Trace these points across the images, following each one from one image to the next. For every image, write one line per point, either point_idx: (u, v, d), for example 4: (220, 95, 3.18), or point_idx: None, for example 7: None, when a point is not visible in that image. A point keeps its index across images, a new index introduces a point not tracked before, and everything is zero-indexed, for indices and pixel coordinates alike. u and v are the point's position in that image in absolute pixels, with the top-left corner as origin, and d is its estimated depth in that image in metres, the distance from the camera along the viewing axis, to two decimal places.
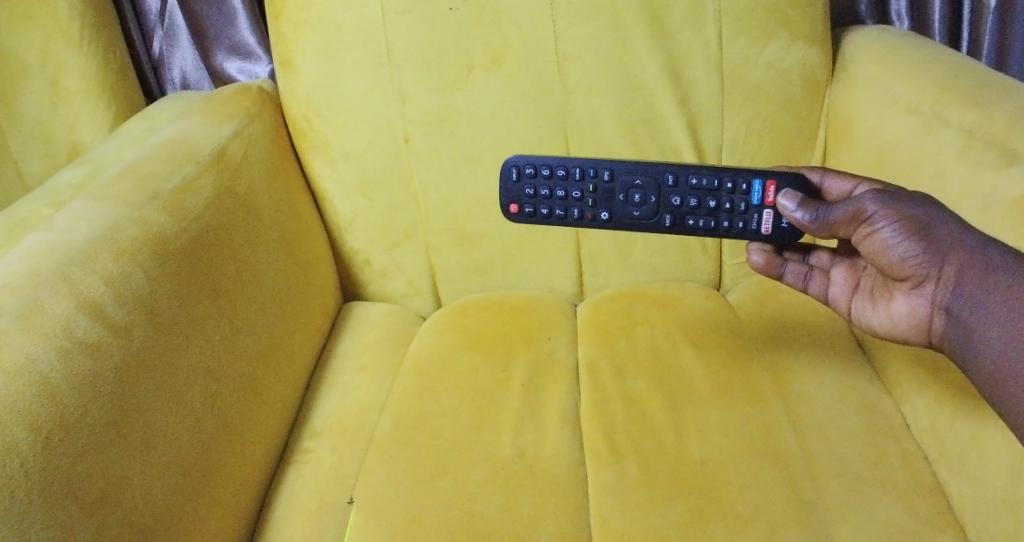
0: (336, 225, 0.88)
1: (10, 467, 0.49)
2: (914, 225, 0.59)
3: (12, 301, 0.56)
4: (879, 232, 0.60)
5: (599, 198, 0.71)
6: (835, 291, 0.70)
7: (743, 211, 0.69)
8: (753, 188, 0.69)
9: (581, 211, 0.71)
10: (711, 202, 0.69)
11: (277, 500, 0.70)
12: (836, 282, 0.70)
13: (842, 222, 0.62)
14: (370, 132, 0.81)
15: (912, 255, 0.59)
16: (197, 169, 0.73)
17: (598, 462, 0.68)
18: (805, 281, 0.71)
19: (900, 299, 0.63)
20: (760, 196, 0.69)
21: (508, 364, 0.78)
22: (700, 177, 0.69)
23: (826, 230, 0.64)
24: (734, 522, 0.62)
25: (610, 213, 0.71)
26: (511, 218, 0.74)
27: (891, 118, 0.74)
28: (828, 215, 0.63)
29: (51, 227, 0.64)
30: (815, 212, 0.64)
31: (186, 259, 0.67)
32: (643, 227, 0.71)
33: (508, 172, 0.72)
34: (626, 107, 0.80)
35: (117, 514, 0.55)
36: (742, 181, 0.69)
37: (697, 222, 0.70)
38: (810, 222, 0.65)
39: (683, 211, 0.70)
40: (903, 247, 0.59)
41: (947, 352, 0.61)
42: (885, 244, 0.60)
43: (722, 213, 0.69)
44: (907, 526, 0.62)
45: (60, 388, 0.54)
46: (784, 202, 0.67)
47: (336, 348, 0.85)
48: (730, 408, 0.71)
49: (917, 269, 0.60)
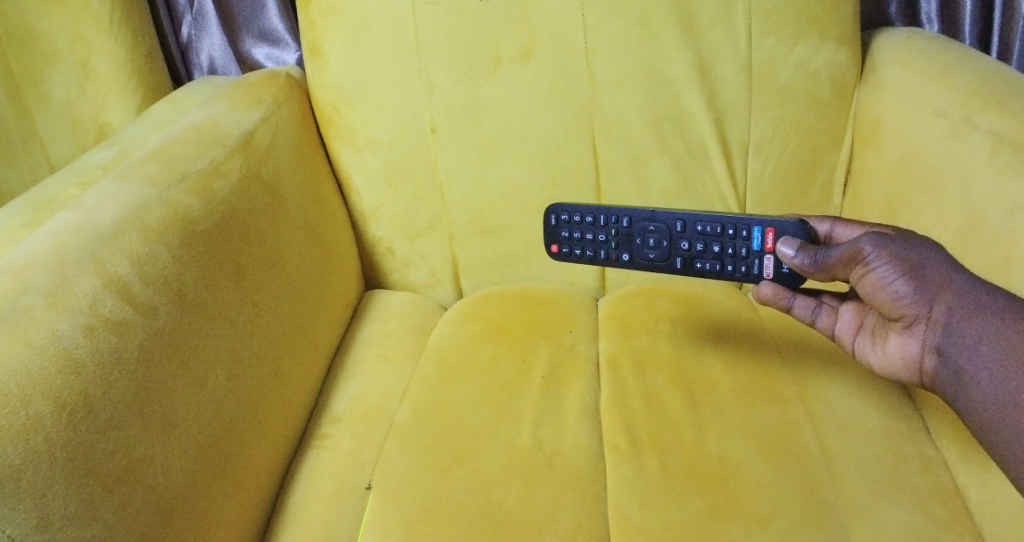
0: (360, 213, 0.88)
1: (35, 441, 0.50)
2: (906, 264, 0.59)
3: (40, 277, 0.57)
4: (874, 272, 0.60)
5: (620, 242, 0.73)
6: (841, 327, 0.68)
7: (744, 255, 0.69)
8: (753, 235, 0.69)
9: (605, 253, 0.74)
10: (715, 247, 0.70)
11: (296, 484, 0.70)
12: (844, 318, 0.68)
13: (839, 264, 0.63)
14: (396, 122, 0.82)
15: (903, 296, 0.60)
16: (225, 153, 0.73)
17: (617, 455, 0.68)
18: (813, 315, 0.69)
19: (894, 338, 0.63)
20: (760, 242, 0.69)
21: (528, 356, 0.78)
22: (704, 223, 0.70)
23: (824, 272, 0.64)
24: (752, 521, 0.62)
25: (631, 255, 0.73)
26: (554, 258, 0.77)
27: (920, 121, 0.73)
28: (826, 258, 0.63)
29: (79, 206, 0.65)
30: (814, 256, 0.64)
31: (211, 241, 0.68)
32: (659, 268, 0.73)
33: (548, 218, 0.75)
34: (654, 104, 0.79)
35: (139, 491, 0.55)
36: (743, 227, 0.69)
37: (704, 265, 0.71)
38: (809, 266, 0.65)
39: (692, 255, 0.71)
40: (896, 286, 0.60)
41: (939, 392, 0.60)
42: (878, 284, 0.61)
43: (726, 258, 0.70)
44: (926, 530, 0.61)
45: (84, 364, 0.54)
46: (784, 249, 0.67)
47: (357, 335, 0.85)
48: (747, 408, 0.71)
49: (908, 308, 0.60)
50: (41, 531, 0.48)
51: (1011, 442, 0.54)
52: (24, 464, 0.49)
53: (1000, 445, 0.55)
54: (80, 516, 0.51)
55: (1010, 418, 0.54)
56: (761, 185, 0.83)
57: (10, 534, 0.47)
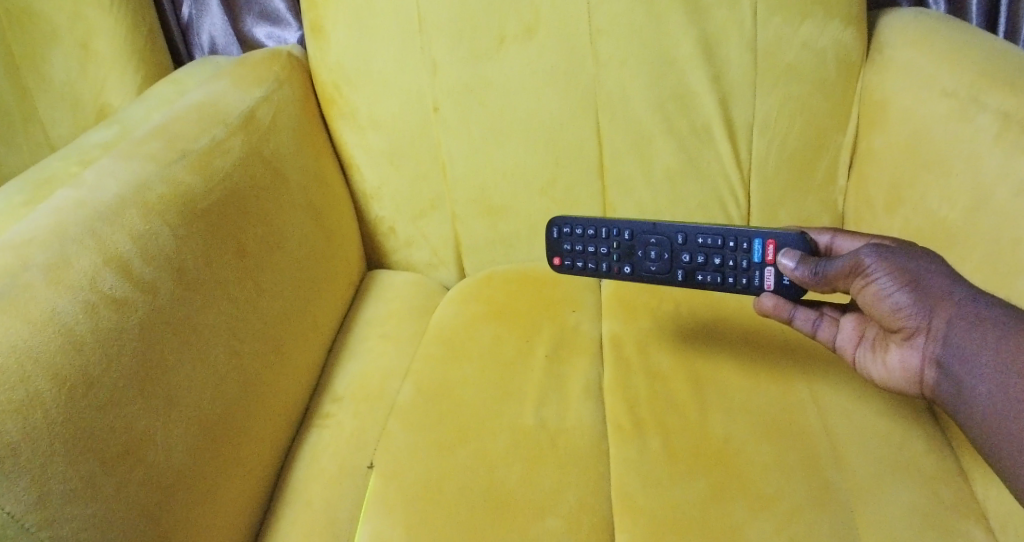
0: (362, 193, 0.87)
1: (34, 419, 0.49)
2: (906, 276, 0.59)
3: (40, 254, 0.57)
4: (873, 283, 0.60)
5: (622, 255, 0.72)
6: (842, 338, 0.67)
7: (746, 267, 0.68)
8: (754, 247, 0.68)
9: (607, 265, 0.72)
10: (716, 259, 0.69)
11: (298, 462, 0.70)
12: (845, 329, 0.67)
13: (839, 276, 0.62)
14: (399, 102, 0.81)
15: (902, 307, 0.59)
16: (226, 131, 0.73)
17: (620, 435, 0.68)
18: (814, 326, 0.69)
19: (894, 350, 0.62)
20: (761, 254, 0.68)
21: (532, 336, 0.78)
22: (705, 235, 0.69)
23: (825, 284, 0.64)
24: (756, 501, 0.62)
25: (632, 268, 0.71)
26: (557, 271, 0.76)
27: (927, 101, 0.73)
28: (826, 270, 0.63)
29: (79, 183, 0.64)
30: (815, 267, 0.64)
31: (213, 218, 0.67)
32: (659, 281, 0.72)
33: (550, 231, 0.74)
34: (658, 83, 0.79)
35: (140, 469, 0.55)
36: (744, 239, 0.68)
37: (705, 278, 0.70)
38: (810, 278, 0.64)
39: (694, 267, 0.70)
40: (895, 298, 0.59)
41: (941, 404, 0.60)
42: (878, 295, 0.60)
43: (728, 270, 0.69)
44: (930, 510, 0.61)
45: (84, 340, 0.54)
46: (784, 261, 0.66)
47: (360, 314, 0.85)
48: (751, 388, 0.71)
49: (908, 320, 0.59)
50: (40, 508, 0.48)
51: (1010, 456, 0.53)
52: (23, 440, 0.48)
53: (999, 455, 0.54)
54: (79, 494, 0.50)
55: (1010, 430, 0.53)
56: (766, 165, 0.82)
57: (10, 511, 0.47)
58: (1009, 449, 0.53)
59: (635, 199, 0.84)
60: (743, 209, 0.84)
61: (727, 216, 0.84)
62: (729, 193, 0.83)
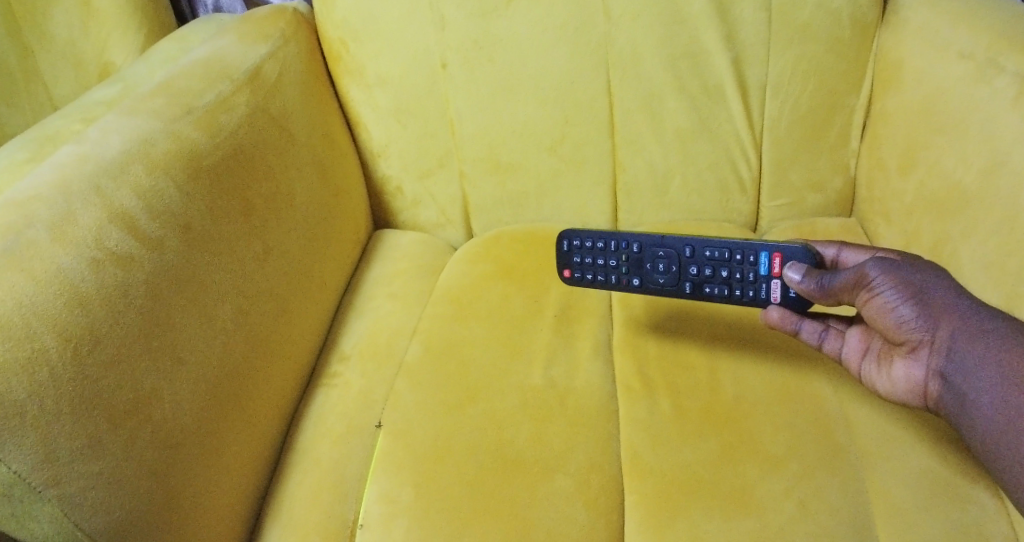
0: (369, 151, 0.86)
1: (40, 375, 0.49)
2: (911, 288, 0.58)
3: (44, 210, 0.56)
4: (879, 296, 0.59)
5: (631, 267, 0.70)
6: (848, 351, 0.64)
7: (752, 280, 0.66)
8: (760, 260, 0.66)
9: (616, 278, 0.70)
10: (723, 272, 0.67)
11: (307, 418, 0.70)
12: (851, 342, 0.64)
13: (844, 289, 0.61)
14: (406, 60, 0.80)
15: (907, 320, 0.58)
16: (232, 87, 0.71)
17: (630, 395, 0.68)
18: (820, 339, 0.65)
19: (899, 363, 0.60)
20: (767, 267, 0.66)
21: (540, 296, 0.77)
22: (713, 248, 0.67)
23: (830, 297, 0.62)
24: (766, 462, 0.62)
25: (641, 280, 0.69)
26: (566, 283, 0.73)
27: (942, 64, 0.71)
28: (831, 282, 0.61)
29: (83, 138, 0.63)
30: (820, 280, 0.62)
31: (218, 175, 0.66)
32: (667, 294, 0.69)
33: (560, 244, 0.72)
34: (669, 41, 0.77)
35: (147, 427, 0.54)
36: (750, 252, 0.66)
37: (713, 290, 0.67)
38: (815, 290, 0.63)
39: (701, 280, 0.68)
40: (900, 310, 0.58)
41: (944, 417, 0.58)
42: (883, 309, 0.59)
43: (734, 282, 0.67)
44: (941, 472, 0.61)
45: (90, 297, 0.53)
46: (790, 273, 0.64)
47: (367, 273, 0.85)
48: (763, 351, 0.70)
49: (912, 333, 0.58)
50: (46, 466, 0.48)
51: (1012, 466, 0.52)
52: (28, 394, 0.48)
53: (1000, 466, 0.53)
54: (86, 451, 0.50)
55: (1013, 441, 0.52)
56: (777, 127, 0.81)
57: (14, 469, 0.47)
58: (1011, 460, 0.52)
59: (645, 159, 0.83)
60: (754, 169, 0.83)
61: (738, 177, 0.83)
62: (741, 153, 0.82)
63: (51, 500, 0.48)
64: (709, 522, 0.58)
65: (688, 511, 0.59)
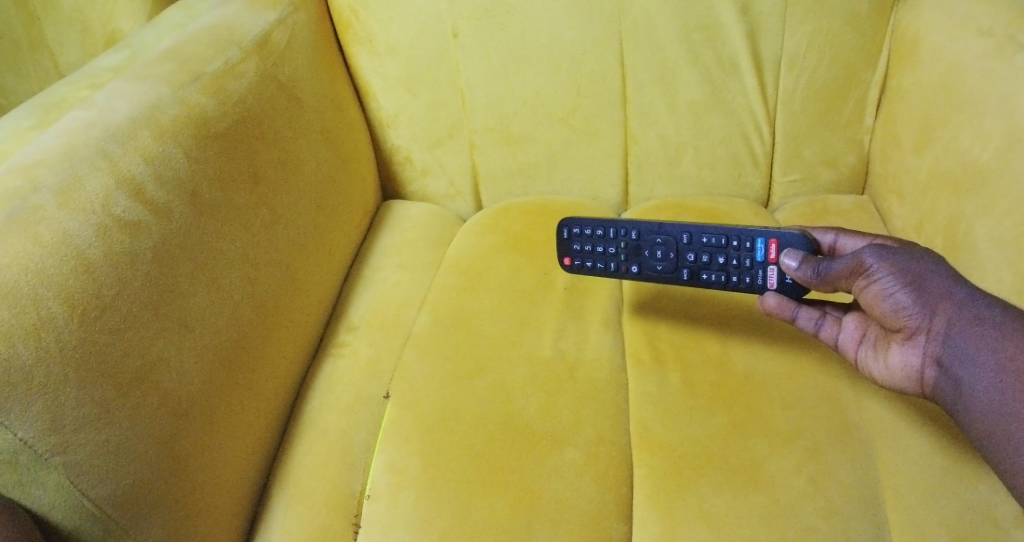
0: (379, 121, 0.86)
1: (47, 341, 0.48)
2: (909, 276, 0.57)
3: (51, 176, 0.55)
4: (876, 284, 0.58)
5: (629, 254, 0.69)
6: (845, 337, 0.63)
7: (749, 266, 0.65)
8: (757, 246, 0.65)
9: (615, 265, 0.69)
10: (720, 259, 0.66)
11: (314, 388, 0.70)
12: (847, 329, 0.63)
13: (842, 275, 0.59)
14: (417, 28, 0.79)
15: (904, 307, 0.57)
16: (240, 54, 0.71)
17: (640, 369, 0.67)
18: (817, 326, 0.64)
19: (895, 350, 0.59)
20: (763, 253, 0.65)
21: (550, 269, 0.77)
22: (709, 235, 0.66)
23: (827, 284, 0.61)
24: (777, 437, 0.61)
25: (639, 267, 0.68)
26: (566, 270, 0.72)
27: (962, 40, 0.70)
28: (828, 270, 0.60)
29: (90, 105, 0.62)
30: (817, 267, 0.61)
31: (226, 142, 0.65)
32: (666, 282, 0.68)
33: (560, 231, 0.71)
34: (684, 13, 0.76)
35: (153, 394, 0.54)
36: (747, 238, 0.65)
37: (710, 277, 0.66)
38: (813, 278, 0.61)
39: (698, 267, 0.67)
40: (897, 297, 0.57)
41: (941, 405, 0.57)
42: (879, 295, 0.58)
43: (731, 269, 0.66)
44: (954, 447, 0.60)
45: (96, 264, 0.53)
46: (787, 260, 0.63)
47: (375, 244, 0.84)
48: (772, 326, 0.69)
49: (909, 319, 0.57)
50: (53, 435, 0.48)
51: (1011, 455, 0.52)
52: (35, 361, 0.47)
53: (999, 455, 0.53)
54: (92, 420, 0.50)
55: (1011, 429, 0.51)
56: (792, 101, 0.80)
57: (21, 437, 0.46)
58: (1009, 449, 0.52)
59: (657, 133, 0.82)
60: (767, 143, 0.82)
61: (751, 151, 0.82)
62: (754, 128, 0.81)
63: (57, 467, 0.48)
64: (718, 496, 0.58)
65: (698, 486, 0.58)
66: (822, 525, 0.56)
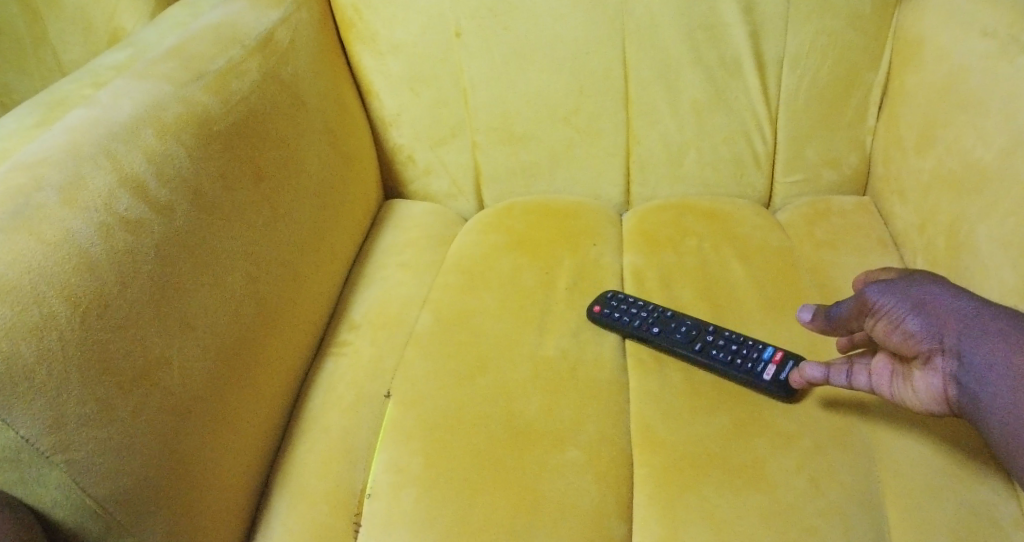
0: (381, 120, 0.86)
1: (49, 340, 0.48)
2: (912, 302, 0.57)
3: (54, 174, 0.55)
4: (880, 321, 0.59)
5: (656, 319, 0.69)
6: (876, 379, 0.59)
7: (753, 356, 0.65)
8: (767, 348, 0.66)
9: (639, 321, 0.69)
10: (733, 345, 0.66)
11: (316, 388, 0.70)
12: (877, 368, 0.59)
13: (849, 318, 0.62)
14: (420, 25, 0.79)
15: (913, 331, 0.56)
16: (244, 53, 0.71)
17: (642, 369, 0.67)
18: (846, 375, 0.61)
19: (917, 377, 0.56)
20: (771, 352, 0.65)
21: (552, 268, 0.77)
22: (733, 332, 0.68)
23: (840, 328, 0.63)
24: (778, 438, 0.61)
25: (660, 330, 0.68)
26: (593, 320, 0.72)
27: (965, 41, 0.70)
28: (837, 314, 0.63)
29: (94, 102, 0.62)
30: (828, 314, 0.64)
31: (229, 142, 0.65)
32: (677, 353, 0.67)
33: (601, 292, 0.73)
34: (686, 13, 0.76)
35: (155, 393, 0.54)
36: (762, 343, 0.66)
37: (717, 351, 0.66)
38: (826, 324, 0.64)
39: (711, 342, 0.66)
40: (904, 326, 0.57)
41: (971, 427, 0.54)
42: (886, 331, 0.58)
43: (738, 351, 0.65)
44: (956, 449, 0.60)
45: (98, 262, 0.53)
46: (803, 313, 0.67)
47: (378, 243, 0.84)
48: (774, 327, 0.69)
49: (921, 344, 0.56)
50: (54, 432, 0.48)
51: None
52: (38, 359, 0.48)
53: None
54: (94, 418, 0.50)
55: None
56: (794, 101, 0.80)
57: (23, 434, 0.47)
58: None
59: (659, 133, 0.82)
60: (769, 144, 0.82)
61: (753, 151, 0.82)
62: (756, 128, 0.81)
63: (59, 466, 0.48)
64: (719, 496, 0.58)
65: (699, 486, 0.58)
66: (823, 525, 0.56)
